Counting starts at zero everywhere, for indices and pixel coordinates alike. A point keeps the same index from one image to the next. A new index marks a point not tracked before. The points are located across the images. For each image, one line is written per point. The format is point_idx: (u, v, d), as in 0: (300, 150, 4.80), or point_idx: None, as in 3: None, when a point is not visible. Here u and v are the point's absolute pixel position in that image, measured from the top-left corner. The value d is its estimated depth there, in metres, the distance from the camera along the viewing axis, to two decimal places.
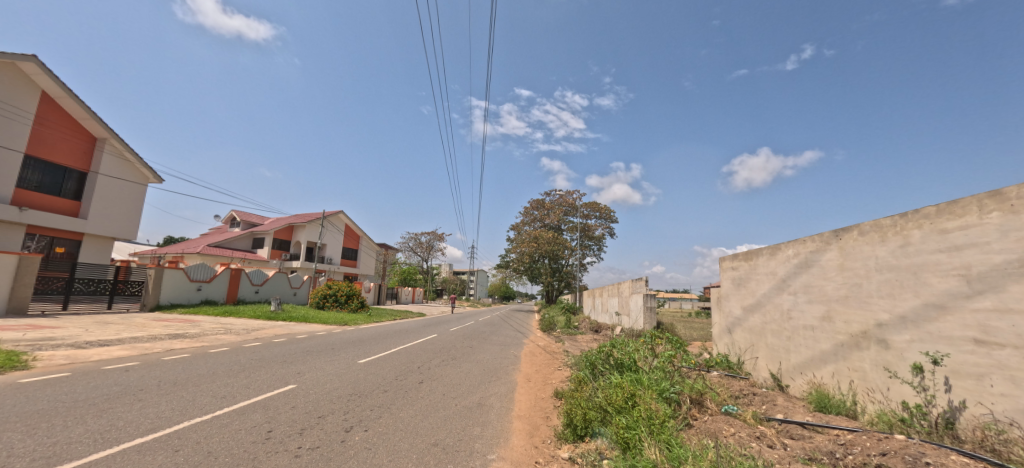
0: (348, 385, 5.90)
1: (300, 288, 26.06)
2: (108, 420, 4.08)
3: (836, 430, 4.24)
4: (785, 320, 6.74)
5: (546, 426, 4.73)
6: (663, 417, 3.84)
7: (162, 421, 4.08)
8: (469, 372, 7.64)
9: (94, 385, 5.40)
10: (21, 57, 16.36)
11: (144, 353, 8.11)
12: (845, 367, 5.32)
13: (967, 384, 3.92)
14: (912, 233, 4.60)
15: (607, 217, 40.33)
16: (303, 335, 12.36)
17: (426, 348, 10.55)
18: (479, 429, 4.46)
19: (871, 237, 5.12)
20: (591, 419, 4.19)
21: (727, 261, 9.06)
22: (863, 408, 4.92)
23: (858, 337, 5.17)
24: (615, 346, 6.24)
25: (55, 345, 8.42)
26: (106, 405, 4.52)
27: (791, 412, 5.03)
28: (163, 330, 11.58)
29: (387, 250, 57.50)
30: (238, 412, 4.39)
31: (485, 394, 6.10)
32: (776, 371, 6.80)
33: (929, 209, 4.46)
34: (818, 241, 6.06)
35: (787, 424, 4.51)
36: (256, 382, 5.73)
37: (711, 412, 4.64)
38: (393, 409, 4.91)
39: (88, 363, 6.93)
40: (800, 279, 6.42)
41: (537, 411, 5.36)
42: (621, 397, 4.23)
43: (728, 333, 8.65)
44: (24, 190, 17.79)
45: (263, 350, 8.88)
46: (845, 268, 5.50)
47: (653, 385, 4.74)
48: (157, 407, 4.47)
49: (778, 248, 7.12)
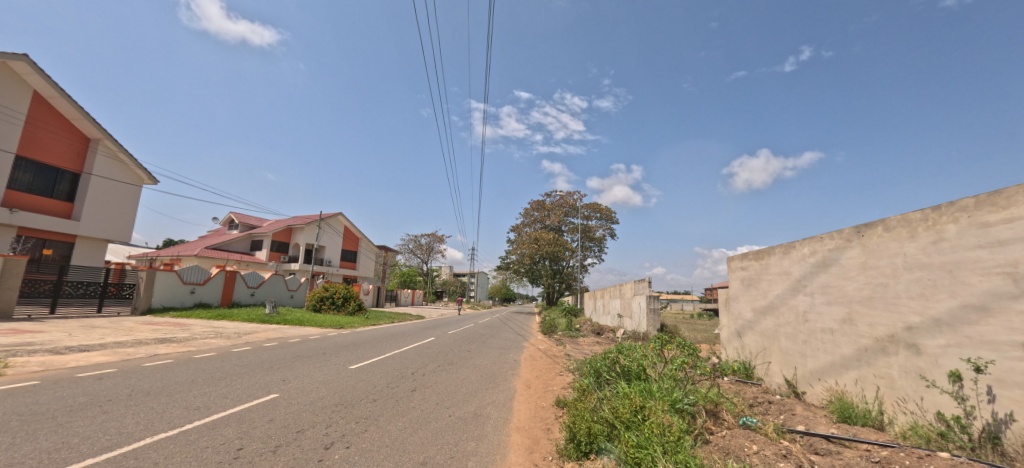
0: (334, 394, 5.52)
1: (297, 291, 25.66)
2: (61, 436, 3.68)
3: (866, 444, 3.86)
4: (801, 322, 6.32)
5: (546, 440, 4.37)
6: (679, 433, 3.43)
7: (121, 438, 3.69)
8: (465, 379, 7.25)
9: (59, 395, 5.00)
10: (13, 56, 16.06)
11: (124, 360, 7.71)
12: (870, 373, 4.90)
13: (1015, 394, 3.51)
14: (946, 227, 4.21)
15: (609, 219, 39.95)
16: (295, 339, 11.91)
17: (422, 353, 10.10)
18: (473, 445, 4.06)
19: (898, 233, 4.73)
20: (596, 433, 3.79)
21: (735, 261, 8.66)
22: (891, 419, 4.53)
23: (884, 342, 4.77)
24: (621, 353, 5.83)
25: (32, 350, 7.99)
26: (65, 418, 4.14)
27: (813, 423, 4.64)
28: (151, 335, 11.15)
29: (386, 251, 57.01)
30: (208, 426, 4.00)
31: (482, 403, 5.72)
32: (791, 377, 6.39)
33: (968, 201, 4.08)
34: (838, 239, 5.67)
35: (811, 437, 4.13)
36: (235, 392, 5.34)
37: (728, 425, 4.24)
38: (381, 421, 4.54)
39: (62, 370, 6.54)
40: (818, 279, 6.01)
41: (538, 422, 4.99)
42: (630, 411, 3.82)
43: (738, 338, 8.25)
44: (15, 192, 17.42)
45: (251, 356, 8.47)
46: (868, 267, 5.11)
47: (664, 395, 4.34)
48: (120, 421, 4.09)
49: (791, 246, 6.74)
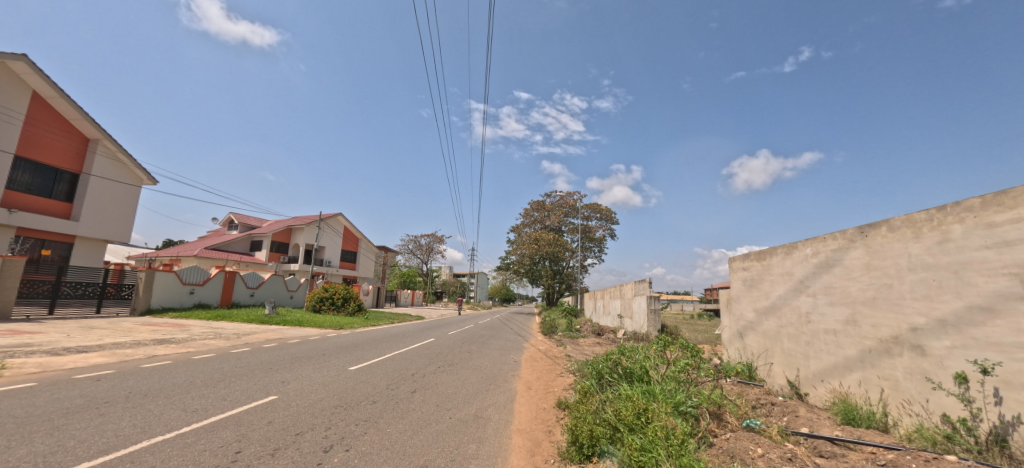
0: (334, 396, 5.47)
1: (297, 291, 25.61)
2: (57, 439, 3.63)
3: (871, 447, 3.83)
4: (804, 323, 6.28)
5: (548, 443, 4.33)
6: (683, 436, 3.39)
7: (118, 441, 3.64)
8: (466, 380, 7.21)
9: (57, 397, 4.96)
10: (12, 56, 16.01)
11: (122, 361, 7.67)
12: (874, 375, 4.87)
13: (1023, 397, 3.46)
14: (952, 227, 4.18)
15: (609, 219, 39.92)
16: (294, 340, 11.84)
17: (422, 354, 10.06)
18: (474, 447, 4.02)
19: (903, 233, 4.69)
20: (599, 436, 3.75)
21: (737, 261, 8.62)
22: (896, 421, 4.48)
23: (889, 343, 4.73)
24: (623, 355, 5.78)
25: (30, 351, 7.94)
26: (62, 421, 4.10)
27: (817, 425, 4.59)
28: (149, 336, 11.10)
29: (386, 252, 56.97)
30: (206, 429, 3.95)
31: (483, 404, 5.67)
32: (793, 379, 6.35)
33: (974, 201, 4.04)
34: (841, 240, 5.62)
35: (815, 439, 4.09)
36: (234, 394, 5.29)
37: (732, 427, 4.20)
38: (381, 423, 4.49)
39: (59, 372, 6.49)
40: (821, 280, 5.97)
41: (539, 424, 4.94)
42: (633, 413, 3.77)
43: (739, 339, 8.21)
44: (14, 192, 17.38)
45: (250, 357, 8.43)
46: (872, 268, 5.07)
47: (668, 397, 4.29)
48: (117, 424, 4.04)
49: (794, 247, 6.70)
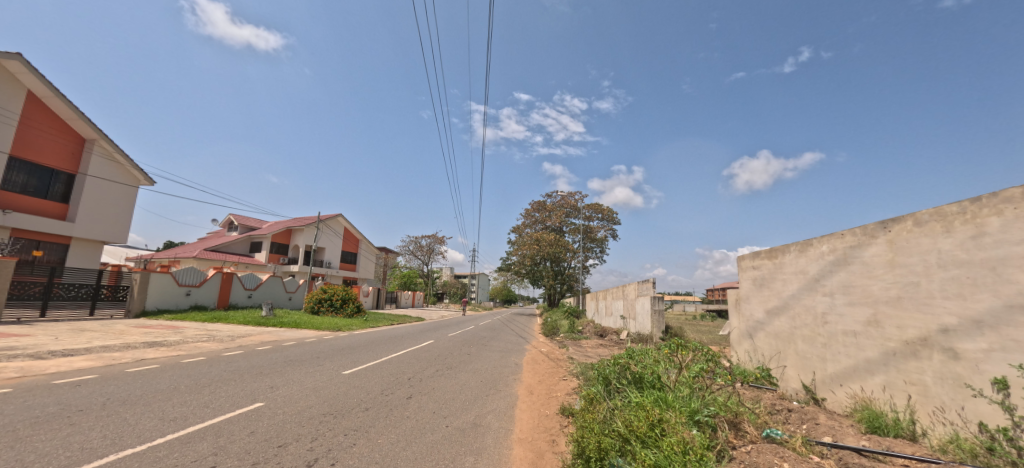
0: (324, 403, 5.17)
1: (296, 293, 25.28)
2: (17, 453, 3.33)
3: (902, 459, 3.53)
4: (819, 324, 5.95)
5: (551, 454, 4.03)
6: (701, 450, 3.07)
7: (83, 454, 3.34)
8: (465, 385, 6.90)
9: (29, 404, 4.68)
10: (5, 55, 15.78)
11: (108, 365, 7.39)
12: (899, 379, 4.55)
13: None
14: (988, 220, 3.88)
15: (610, 219, 39.57)
16: (287, 342, 11.55)
17: (420, 357, 9.74)
18: (472, 459, 3.71)
19: (931, 228, 4.37)
20: (607, 448, 3.41)
21: (746, 260, 8.29)
22: (925, 430, 4.17)
23: (915, 345, 4.42)
24: (632, 358, 5.46)
25: (13, 355, 7.66)
26: (26, 432, 3.80)
27: (840, 433, 4.29)
28: (140, 338, 10.78)
29: (387, 253, 56.77)
30: (182, 440, 3.66)
31: (481, 412, 5.37)
32: (809, 383, 6.02)
33: (1014, 191, 3.72)
34: (860, 235, 5.29)
35: (840, 450, 3.80)
36: (218, 400, 5.00)
37: (751, 438, 3.89)
38: (372, 433, 4.21)
39: (40, 376, 6.19)
40: (837, 278, 5.66)
41: (542, 433, 4.64)
42: (645, 424, 3.46)
43: (748, 339, 7.90)
44: (8, 193, 17.14)
45: (242, 361, 8.12)
46: (896, 265, 4.74)
47: (682, 405, 3.99)
48: (87, 434, 3.76)
49: (808, 244, 6.37)
